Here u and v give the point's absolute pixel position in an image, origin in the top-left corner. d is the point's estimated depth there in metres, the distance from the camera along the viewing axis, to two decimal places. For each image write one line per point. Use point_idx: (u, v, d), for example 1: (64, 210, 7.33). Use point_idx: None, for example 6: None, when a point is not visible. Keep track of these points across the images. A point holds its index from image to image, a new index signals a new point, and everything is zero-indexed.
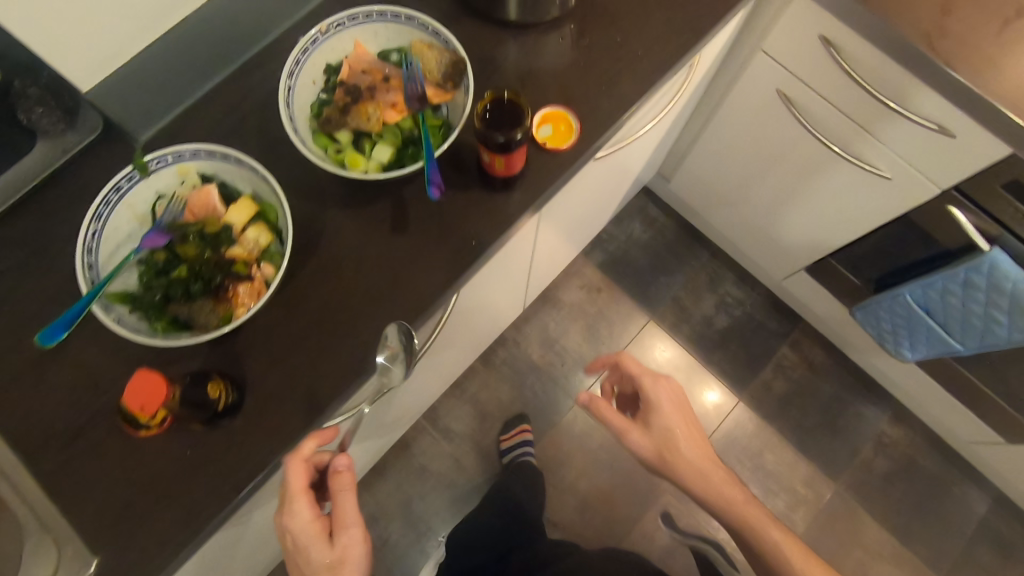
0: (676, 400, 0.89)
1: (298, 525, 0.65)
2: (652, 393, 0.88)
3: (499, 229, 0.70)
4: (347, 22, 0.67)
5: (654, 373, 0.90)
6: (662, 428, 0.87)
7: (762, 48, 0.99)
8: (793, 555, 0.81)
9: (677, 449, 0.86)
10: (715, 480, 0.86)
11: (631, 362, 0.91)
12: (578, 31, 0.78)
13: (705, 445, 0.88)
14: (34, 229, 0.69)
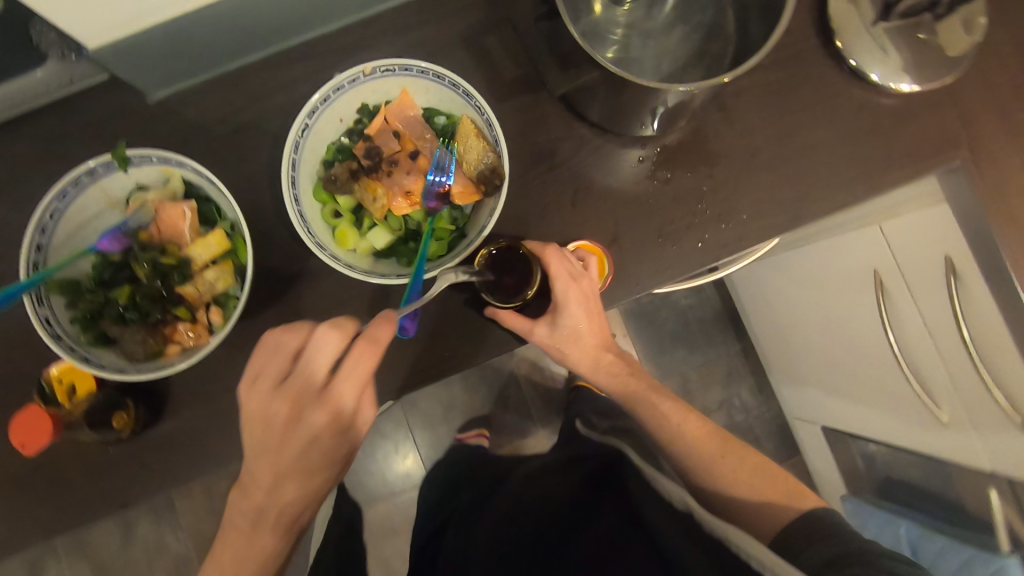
0: (591, 297, 0.62)
1: (337, 404, 0.51)
2: (561, 293, 0.61)
3: (475, 353, 0.62)
4: (397, 70, 0.57)
5: (565, 264, 0.60)
6: (569, 335, 0.64)
7: (880, 224, 0.82)
8: (705, 452, 0.72)
9: (582, 358, 0.70)
10: (602, 370, 0.72)
11: (552, 257, 0.59)
12: (662, 159, 0.65)
13: (605, 356, 0.71)
14: (17, 153, 0.64)
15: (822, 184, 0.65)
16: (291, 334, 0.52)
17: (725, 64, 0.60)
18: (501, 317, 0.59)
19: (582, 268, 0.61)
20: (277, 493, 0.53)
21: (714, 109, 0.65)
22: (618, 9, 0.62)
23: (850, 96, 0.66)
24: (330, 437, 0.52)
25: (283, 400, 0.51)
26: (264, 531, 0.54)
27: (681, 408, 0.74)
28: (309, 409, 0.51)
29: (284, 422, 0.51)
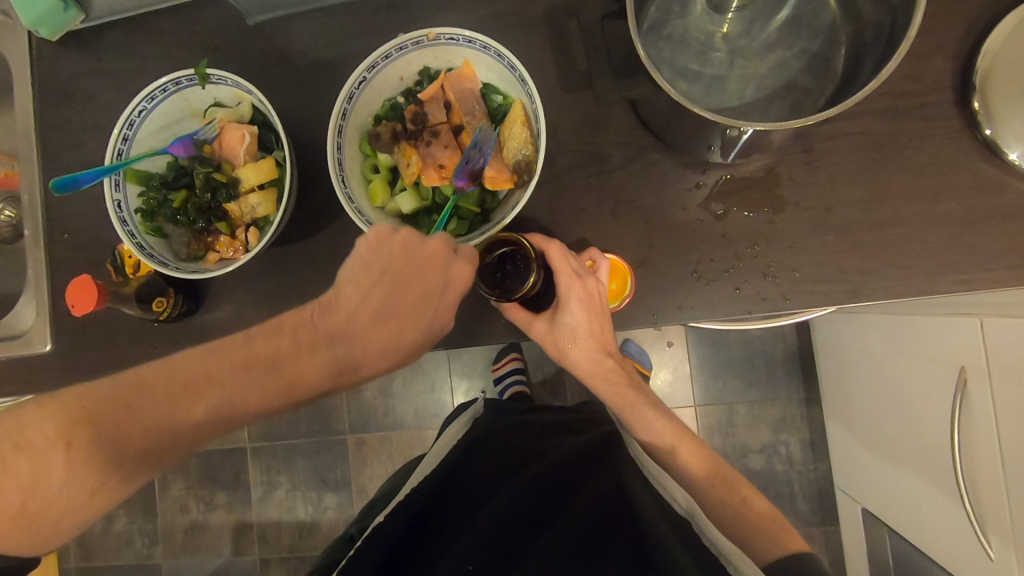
0: (593, 300, 0.61)
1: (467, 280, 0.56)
2: (562, 291, 0.61)
3: (471, 334, 0.63)
4: (461, 40, 0.56)
5: (568, 262, 0.59)
6: (567, 335, 0.66)
7: (983, 320, 0.71)
8: (695, 473, 0.72)
9: (578, 359, 0.69)
10: (600, 375, 0.71)
11: (552, 252, 0.59)
12: (722, 191, 0.59)
13: (605, 361, 0.70)
14: (138, 49, 0.72)
15: (900, 263, 0.57)
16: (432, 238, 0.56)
17: (819, 102, 0.54)
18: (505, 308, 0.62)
19: (587, 269, 0.60)
20: (366, 331, 0.57)
21: (798, 149, 0.58)
22: (718, 18, 0.56)
23: (971, 170, 0.56)
24: (431, 313, 0.57)
25: (427, 259, 0.55)
26: (309, 357, 0.56)
27: (675, 423, 0.73)
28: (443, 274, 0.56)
29: (421, 274, 0.56)
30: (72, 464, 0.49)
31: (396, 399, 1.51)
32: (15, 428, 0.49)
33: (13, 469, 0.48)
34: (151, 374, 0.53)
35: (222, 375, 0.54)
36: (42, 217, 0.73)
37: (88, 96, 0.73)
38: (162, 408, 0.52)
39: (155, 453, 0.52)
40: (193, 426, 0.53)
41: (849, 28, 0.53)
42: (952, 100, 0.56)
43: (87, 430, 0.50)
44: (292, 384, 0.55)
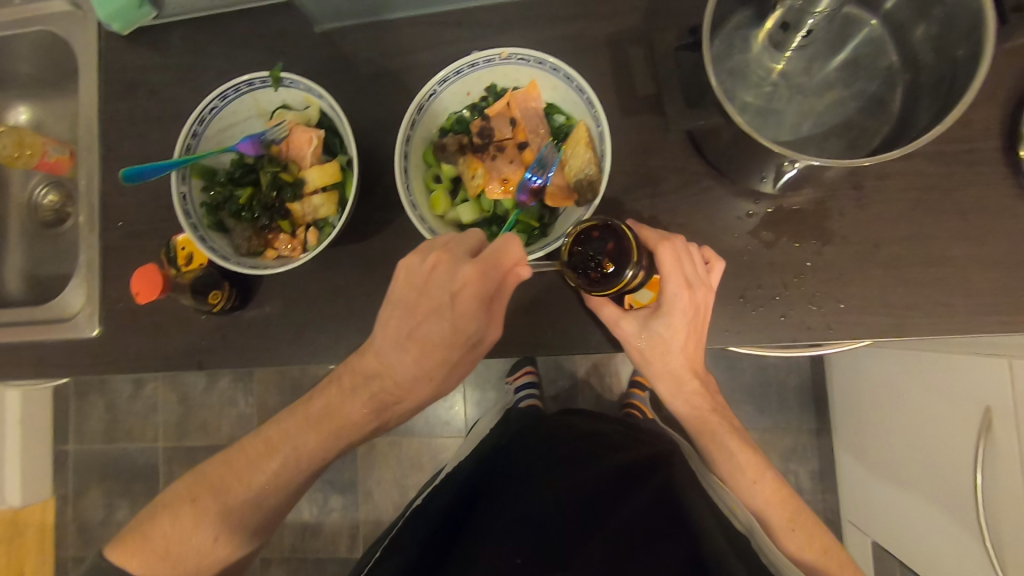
0: (694, 311, 0.59)
1: (479, 276, 0.54)
2: (667, 295, 0.59)
3: (517, 343, 0.65)
4: (532, 61, 0.58)
5: (681, 269, 0.57)
6: (659, 347, 0.64)
7: (1010, 360, 0.73)
8: (771, 506, 0.70)
9: (665, 374, 0.68)
10: (683, 395, 0.71)
11: (665, 255, 0.57)
12: (772, 220, 0.61)
13: (688, 382, 0.69)
14: (205, 48, 0.74)
15: (943, 300, 0.58)
16: (464, 239, 0.56)
17: (873, 142, 0.56)
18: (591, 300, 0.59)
19: (701, 276, 0.58)
20: (398, 361, 0.59)
21: (847, 185, 0.60)
22: (776, 55, 0.59)
23: (1014, 216, 0.58)
24: (456, 320, 0.56)
25: (434, 268, 0.55)
26: (354, 400, 0.62)
27: (757, 458, 0.72)
28: (455, 276, 0.54)
29: (431, 281, 0.56)
30: (196, 519, 0.62)
31: None
32: (164, 499, 0.64)
33: (159, 528, 0.62)
34: (250, 441, 0.65)
35: (295, 427, 0.64)
36: (99, 205, 0.75)
37: (152, 90, 0.75)
38: (253, 462, 0.64)
39: (266, 496, 0.64)
40: (292, 476, 0.64)
41: (906, 73, 0.56)
42: (998, 147, 0.59)
43: (205, 491, 0.63)
44: (342, 426, 0.63)
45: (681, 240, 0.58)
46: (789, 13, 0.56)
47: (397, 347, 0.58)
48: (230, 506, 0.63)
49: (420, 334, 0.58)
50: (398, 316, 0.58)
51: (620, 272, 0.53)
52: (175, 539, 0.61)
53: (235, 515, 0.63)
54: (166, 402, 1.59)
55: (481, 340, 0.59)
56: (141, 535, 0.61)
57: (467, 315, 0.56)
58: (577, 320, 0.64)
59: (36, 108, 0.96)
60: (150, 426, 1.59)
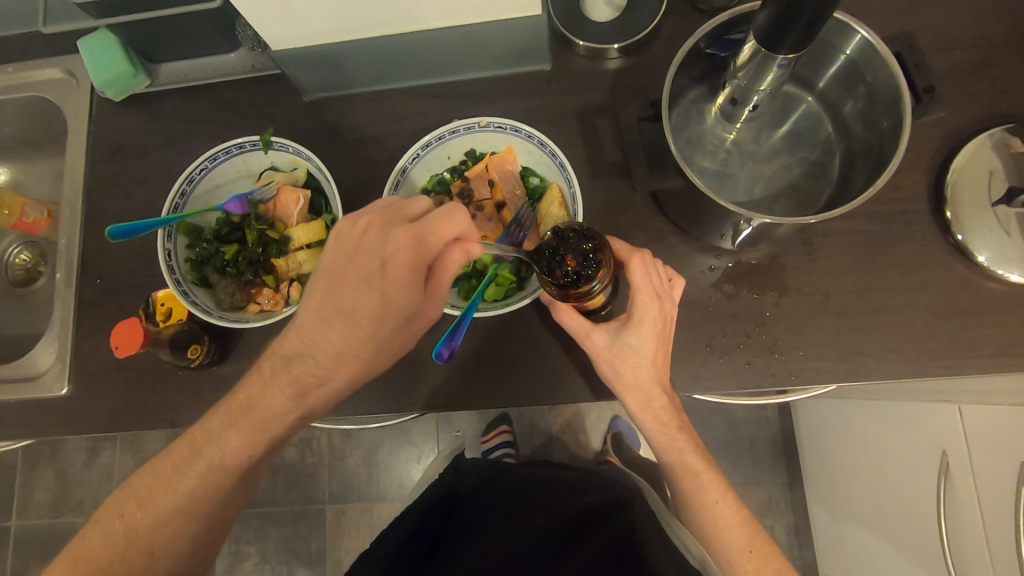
0: (662, 322, 0.59)
1: (415, 242, 0.52)
2: (640, 303, 0.57)
3: (495, 394, 0.66)
4: (508, 128, 0.64)
5: (651, 282, 0.57)
6: (626, 357, 0.59)
7: (960, 406, 0.77)
8: (732, 536, 0.64)
9: (636, 390, 0.60)
10: (650, 412, 0.62)
11: (635, 267, 0.57)
12: (732, 274, 0.66)
13: (659, 399, 0.61)
14: (195, 114, 0.77)
15: (892, 346, 0.63)
16: (403, 205, 0.54)
17: (818, 203, 0.62)
18: (557, 307, 0.60)
19: (666, 289, 0.59)
20: (322, 336, 0.55)
21: (799, 241, 0.66)
22: (727, 125, 0.65)
23: (948, 270, 0.64)
24: (380, 288, 0.53)
25: (367, 230, 0.53)
26: (277, 388, 0.57)
27: (721, 481, 0.65)
28: (387, 240, 0.52)
29: (360, 246, 0.53)
30: (128, 532, 0.59)
31: (380, 469, 1.48)
32: (98, 519, 0.61)
33: (92, 548, 0.59)
34: (175, 447, 0.61)
35: (218, 429, 0.59)
36: (80, 261, 0.75)
37: (141, 152, 0.78)
38: (181, 469, 0.60)
39: (197, 504, 0.60)
40: (219, 482, 0.60)
41: (841, 142, 0.63)
42: (927, 208, 0.65)
43: (134, 504, 0.60)
44: (265, 420, 0.58)
45: (650, 256, 0.59)
46: (735, 90, 0.61)
47: (321, 321, 0.55)
48: (160, 517, 0.59)
49: (347, 306, 0.54)
50: (324, 287, 0.55)
51: (586, 282, 0.54)
52: (109, 560, 0.58)
53: (169, 527, 0.59)
54: (122, 470, 1.51)
55: (416, 312, 0.57)
56: (73, 555, 0.58)
57: (398, 284, 0.53)
58: (554, 368, 0.66)
59: (17, 170, 0.97)
60: (103, 497, 1.51)
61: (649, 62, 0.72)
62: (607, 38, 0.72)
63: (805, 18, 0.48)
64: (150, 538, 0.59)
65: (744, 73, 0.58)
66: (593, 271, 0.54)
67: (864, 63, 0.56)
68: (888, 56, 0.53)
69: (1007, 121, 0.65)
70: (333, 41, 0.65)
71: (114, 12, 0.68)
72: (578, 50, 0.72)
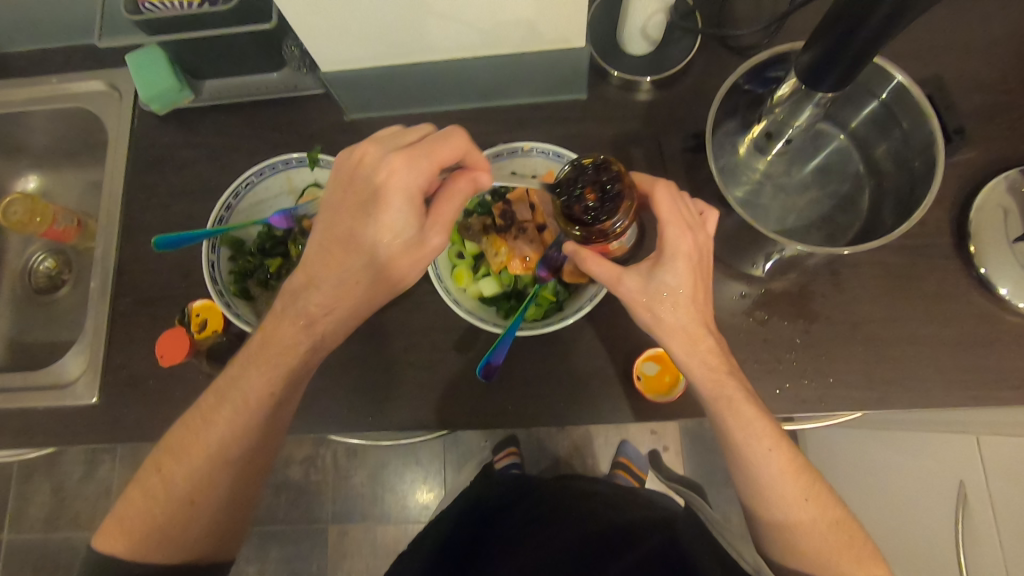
0: (696, 255, 0.56)
1: (406, 165, 0.53)
2: (671, 231, 0.54)
3: (531, 412, 0.67)
4: (550, 154, 0.67)
5: (678, 210, 0.55)
6: (664, 297, 0.54)
7: (978, 437, 0.78)
8: (788, 487, 0.56)
9: (677, 332, 0.55)
10: (697, 355, 0.55)
11: (661, 200, 0.55)
12: (763, 301, 0.68)
13: (704, 339, 0.55)
14: (236, 129, 0.79)
15: (920, 376, 0.64)
16: (399, 134, 0.56)
17: (849, 235, 0.65)
18: (583, 255, 0.55)
19: (698, 221, 0.56)
20: (325, 266, 0.56)
21: (828, 271, 0.68)
22: (760, 157, 0.68)
23: (971, 303, 0.66)
24: (374, 212, 0.54)
25: (363, 157, 0.55)
26: (290, 323, 0.57)
27: (776, 428, 0.57)
28: (381, 164, 0.53)
29: (358, 175, 0.55)
30: (167, 488, 0.57)
31: (384, 489, 1.46)
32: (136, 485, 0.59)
33: (136, 508, 0.58)
34: (203, 400, 0.60)
35: (242, 370, 0.58)
36: (115, 271, 0.76)
37: (180, 165, 0.79)
38: (207, 418, 0.58)
39: (228, 450, 0.57)
40: (246, 427, 0.57)
41: (870, 181, 0.65)
42: (951, 243, 0.68)
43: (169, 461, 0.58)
44: (280, 357, 0.57)
45: (673, 184, 0.56)
46: (771, 124, 0.64)
47: (322, 252, 0.56)
48: (193, 484, 0.57)
49: (346, 233, 0.55)
50: (327, 216, 0.57)
51: (607, 220, 0.52)
52: (152, 521, 0.57)
53: (204, 481, 0.57)
54: (121, 484, 1.48)
55: (416, 238, 0.55)
56: (120, 517, 0.58)
57: (390, 208, 0.53)
58: (589, 389, 0.67)
59: (45, 178, 0.98)
60: (100, 512, 1.47)
61: (681, 95, 0.74)
62: (641, 71, 0.74)
63: (844, 61, 0.51)
64: (188, 491, 0.57)
65: (782, 108, 0.61)
66: (616, 205, 0.53)
67: (898, 106, 0.60)
68: (924, 105, 0.57)
69: None
70: (382, 64, 0.68)
71: (167, 31, 0.70)
72: (613, 80, 0.75)
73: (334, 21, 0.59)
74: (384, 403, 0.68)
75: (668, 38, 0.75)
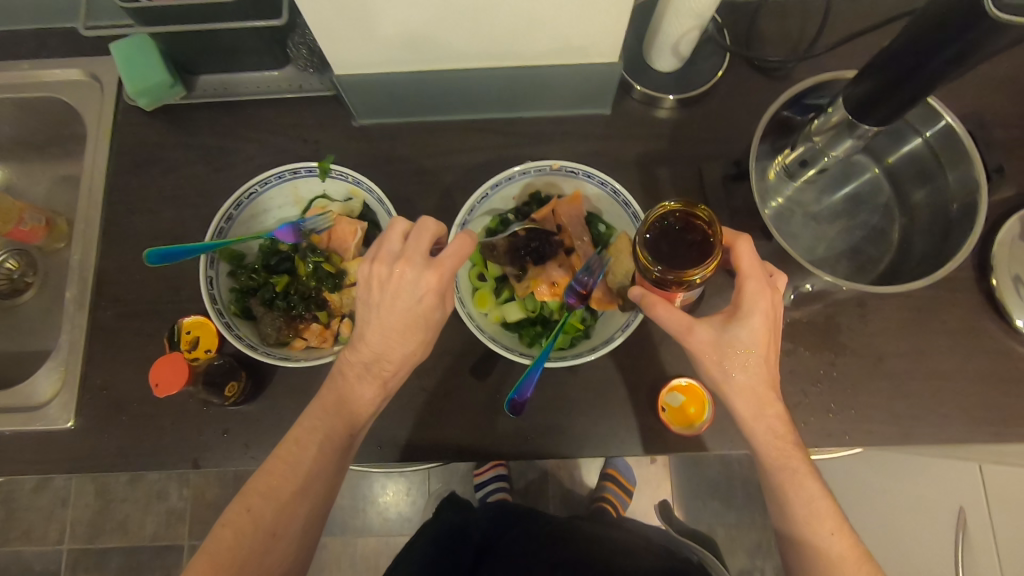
0: (772, 314, 0.51)
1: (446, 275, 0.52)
2: (750, 291, 0.50)
3: (553, 444, 0.63)
4: (581, 173, 0.63)
5: (759, 268, 0.51)
6: (736, 355, 0.50)
7: (981, 465, 0.80)
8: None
9: (747, 393, 0.51)
10: (764, 419, 0.52)
11: (742, 254, 0.51)
12: (790, 331, 0.66)
13: (773, 405, 0.52)
14: (232, 130, 0.73)
15: (944, 411, 0.64)
16: (419, 236, 0.52)
17: (879, 268, 0.64)
18: (651, 301, 0.51)
19: (773, 282, 0.52)
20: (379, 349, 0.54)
21: (853, 302, 0.67)
22: (789, 183, 0.67)
23: (991, 337, 0.66)
24: (428, 310, 0.53)
25: (407, 261, 0.52)
26: (361, 384, 0.55)
27: (837, 509, 0.52)
28: (427, 275, 0.52)
29: (398, 283, 0.52)
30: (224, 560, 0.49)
31: (366, 501, 1.40)
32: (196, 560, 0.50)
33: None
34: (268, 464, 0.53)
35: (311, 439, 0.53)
36: (94, 281, 0.69)
37: (168, 166, 0.72)
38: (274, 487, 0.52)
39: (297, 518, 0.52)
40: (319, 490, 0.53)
41: (903, 222, 0.64)
42: (972, 276, 0.67)
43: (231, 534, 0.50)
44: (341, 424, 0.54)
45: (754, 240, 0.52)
46: (807, 151, 0.62)
47: (379, 332, 0.53)
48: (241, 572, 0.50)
49: (401, 325, 0.53)
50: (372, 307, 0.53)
51: (688, 272, 0.46)
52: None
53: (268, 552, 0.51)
54: (77, 495, 1.37)
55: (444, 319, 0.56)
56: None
57: (435, 305, 0.53)
58: (613, 419, 0.63)
59: (7, 170, 0.89)
60: (53, 525, 1.36)
61: (707, 113, 0.72)
62: (666, 87, 0.72)
63: (901, 95, 0.49)
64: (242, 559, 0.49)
65: (823, 137, 0.59)
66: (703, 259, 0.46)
67: (942, 150, 0.61)
68: (972, 152, 0.58)
69: None
70: (403, 70, 0.63)
71: (166, 20, 0.63)
72: (637, 96, 0.72)
73: (358, 21, 0.54)
74: (396, 432, 0.63)
75: (696, 56, 0.72)
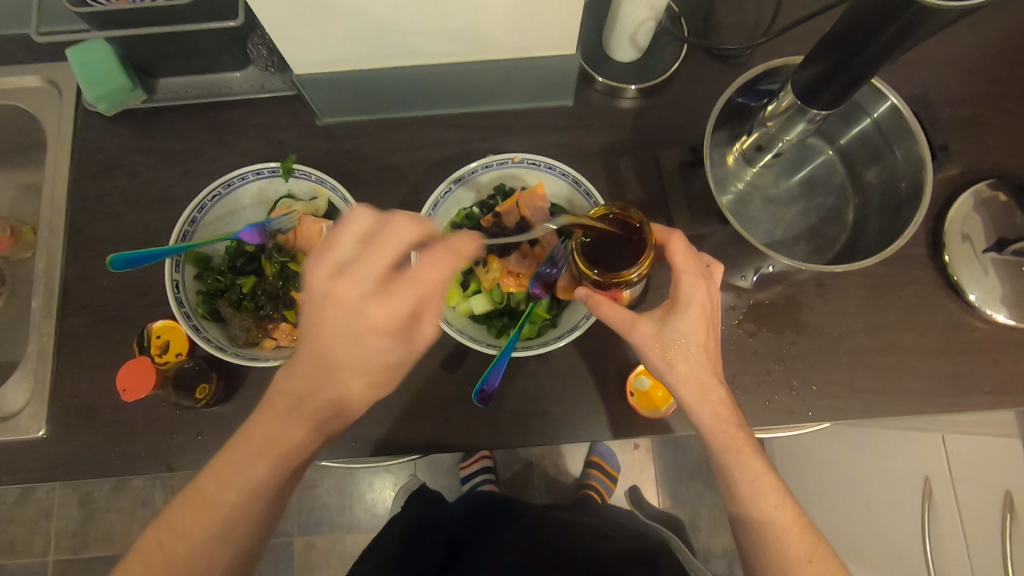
0: (709, 303, 0.53)
1: (375, 291, 0.44)
2: (684, 283, 0.52)
3: (524, 432, 0.64)
4: (543, 166, 0.64)
5: (692, 261, 0.52)
6: (679, 346, 0.52)
7: (943, 435, 0.82)
8: (792, 545, 0.52)
9: (690, 382, 0.52)
10: (708, 407, 0.53)
11: (676, 247, 0.52)
12: (752, 312, 0.68)
13: (716, 391, 0.53)
14: (195, 132, 0.73)
15: (901, 385, 0.66)
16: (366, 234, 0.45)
17: (834, 248, 0.66)
18: (596, 301, 0.53)
19: (708, 273, 0.54)
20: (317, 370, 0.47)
21: (812, 283, 0.68)
22: (747, 168, 0.68)
23: (946, 311, 0.68)
24: (363, 334, 0.45)
25: (343, 269, 0.45)
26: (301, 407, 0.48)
27: (779, 483, 0.54)
28: (359, 293, 0.44)
29: (334, 292, 0.45)
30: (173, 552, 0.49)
31: (353, 498, 1.41)
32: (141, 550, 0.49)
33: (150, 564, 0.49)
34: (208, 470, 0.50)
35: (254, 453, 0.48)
36: (61, 289, 0.69)
37: (131, 170, 0.72)
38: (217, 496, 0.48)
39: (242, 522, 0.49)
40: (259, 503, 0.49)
41: (856, 202, 0.66)
42: (926, 252, 0.70)
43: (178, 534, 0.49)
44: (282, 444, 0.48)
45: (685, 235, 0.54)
46: (762, 137, 0.64)
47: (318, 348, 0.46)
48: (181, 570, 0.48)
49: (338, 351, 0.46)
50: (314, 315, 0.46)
51: (622, 272, 0.49)
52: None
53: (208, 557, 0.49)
54: (61, 506, 1.36)
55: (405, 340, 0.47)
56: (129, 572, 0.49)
57: (375, 328, 0.45)
58: (583, 406, 0.65)
59: None
60: (38, 536, 1.34)
61: (667, 102, 0.73)
62: (626, 77, 0.73)
63: (842, 79, 0.51)
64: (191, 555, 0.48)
65: (775, 123, 0.61)
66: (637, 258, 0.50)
67: (889, 130, 0.62)
68: (915, 130, 0.59)
69: (990, 175, 0.71)
70: (362, 67, 0.63)
71: (122, 24, 0.63)
72: (598, 86, 0.73)
73: (314, 21, 0.54)
74: (370, 427, 0.64)
75: (655, 46, 0.73)
